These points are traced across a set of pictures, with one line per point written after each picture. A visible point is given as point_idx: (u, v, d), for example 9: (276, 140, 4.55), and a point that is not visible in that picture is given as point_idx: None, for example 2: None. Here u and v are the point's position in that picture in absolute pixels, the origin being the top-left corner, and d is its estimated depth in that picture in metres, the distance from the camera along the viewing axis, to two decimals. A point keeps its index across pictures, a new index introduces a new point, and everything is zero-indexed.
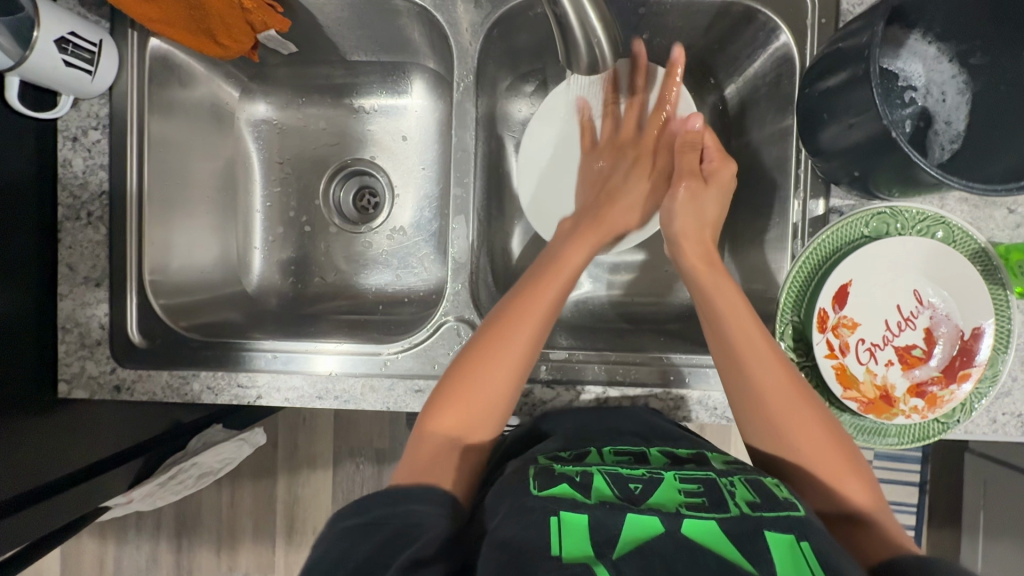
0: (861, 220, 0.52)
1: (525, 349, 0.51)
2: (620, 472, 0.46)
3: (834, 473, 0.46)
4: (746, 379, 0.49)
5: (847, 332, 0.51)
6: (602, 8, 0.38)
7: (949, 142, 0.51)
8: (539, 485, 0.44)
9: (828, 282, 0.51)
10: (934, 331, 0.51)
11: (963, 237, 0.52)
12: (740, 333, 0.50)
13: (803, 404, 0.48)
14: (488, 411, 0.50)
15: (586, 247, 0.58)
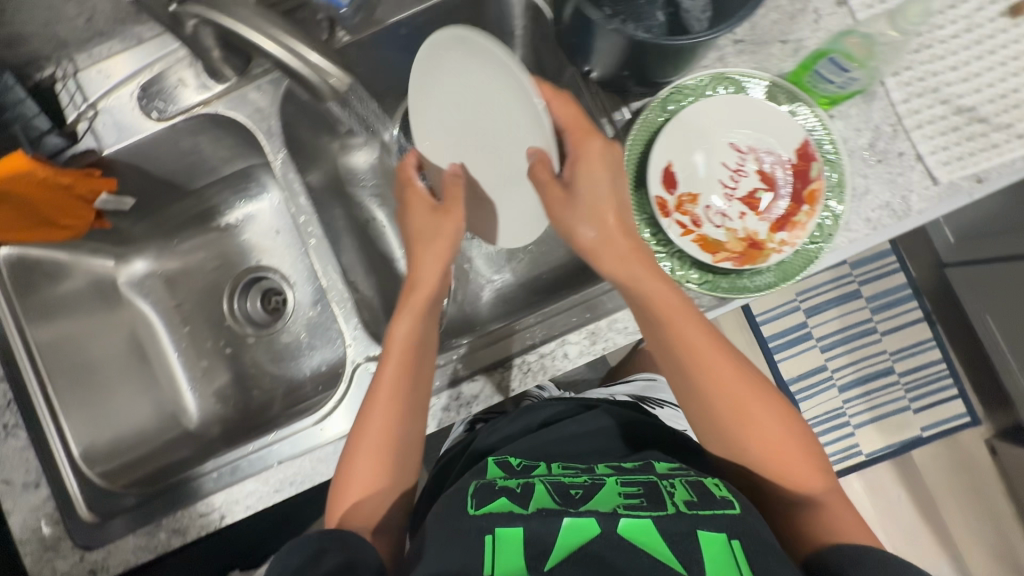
0: (658, 109, 0.56)
1: (391, 444, 0.53)
2: (562, 483, 0.50)
3: (792, 468, 0.50)
4: (707, 387, 0.51)
5: (691, 205, 0.54)
6: (308, 42, 0.49)
7: (701, 12, 0.57)
8: (477, 501, 0.46)
9: (652, 169, 0.54)
10: (764, 171, 0.54)
11: (751, 80, 0.57)
12: (687, 344, 0.51)
13: (761, 407, 0.51)
14: (372, 512, 0.53)
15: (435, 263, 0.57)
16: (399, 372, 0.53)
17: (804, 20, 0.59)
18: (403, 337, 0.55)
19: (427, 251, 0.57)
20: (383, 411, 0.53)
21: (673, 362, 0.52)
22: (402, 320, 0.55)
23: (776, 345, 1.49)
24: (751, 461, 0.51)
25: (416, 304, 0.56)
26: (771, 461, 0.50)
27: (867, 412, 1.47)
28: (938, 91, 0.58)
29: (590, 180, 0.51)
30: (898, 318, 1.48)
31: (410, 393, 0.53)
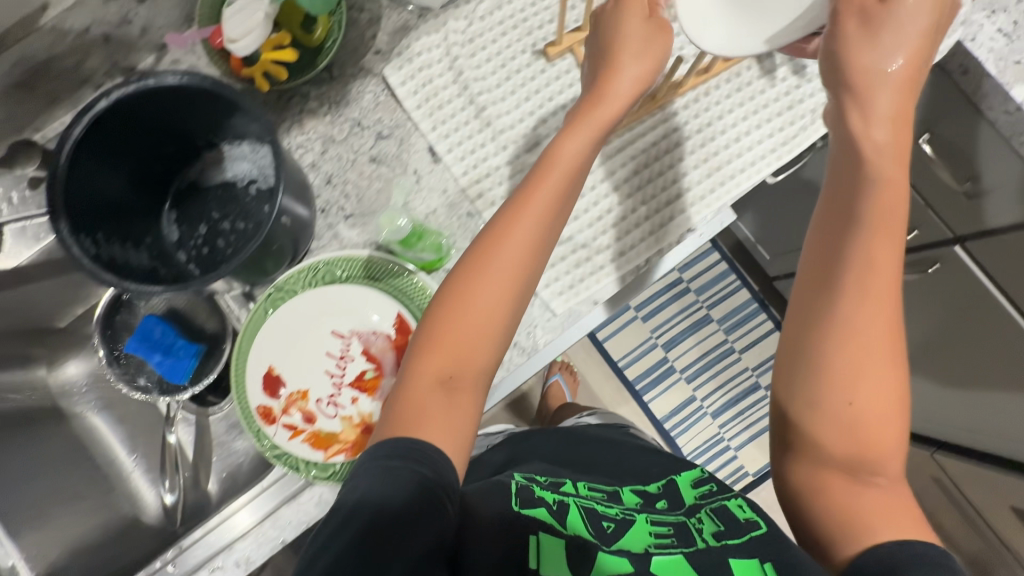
0: (260, 309, 0.55)
1: (476, 342, 0.48)
2: (595, 510, 0.53)
3: (869, 438, 0.46)
4: (865, 300, 0.47)
5: (304, 401, 0.55)
6: None
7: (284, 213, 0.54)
8: (520, 504, 0.52)
9: (254, 377, 0.54)
10: (369, 351, 0.56)
11: (349, 262, 0.57)
12: (875, 227, 0.49)
13: (887, 369, 0.47)
14: (471, 370, 0.48)
15: (580, 137, 0.51)
16: (533, 226, 0.50)
17: (406, 183, 0.61)
18: (555, 202, 0.50)
19: (577, 125, 0.52)
20: (532, 241, 0.50)
21: (837, 221, 0.50)
22: (568, 133, 0.51)
23: (643, 387, 1.49)
24: (848, 415, 0.47)
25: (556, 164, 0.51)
26: (862, 422, 0.46)
27: (746, 432, 1.48)
28: None
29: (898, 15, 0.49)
30: (752, 333, 1.51)
31: (532, 257, 0.50)
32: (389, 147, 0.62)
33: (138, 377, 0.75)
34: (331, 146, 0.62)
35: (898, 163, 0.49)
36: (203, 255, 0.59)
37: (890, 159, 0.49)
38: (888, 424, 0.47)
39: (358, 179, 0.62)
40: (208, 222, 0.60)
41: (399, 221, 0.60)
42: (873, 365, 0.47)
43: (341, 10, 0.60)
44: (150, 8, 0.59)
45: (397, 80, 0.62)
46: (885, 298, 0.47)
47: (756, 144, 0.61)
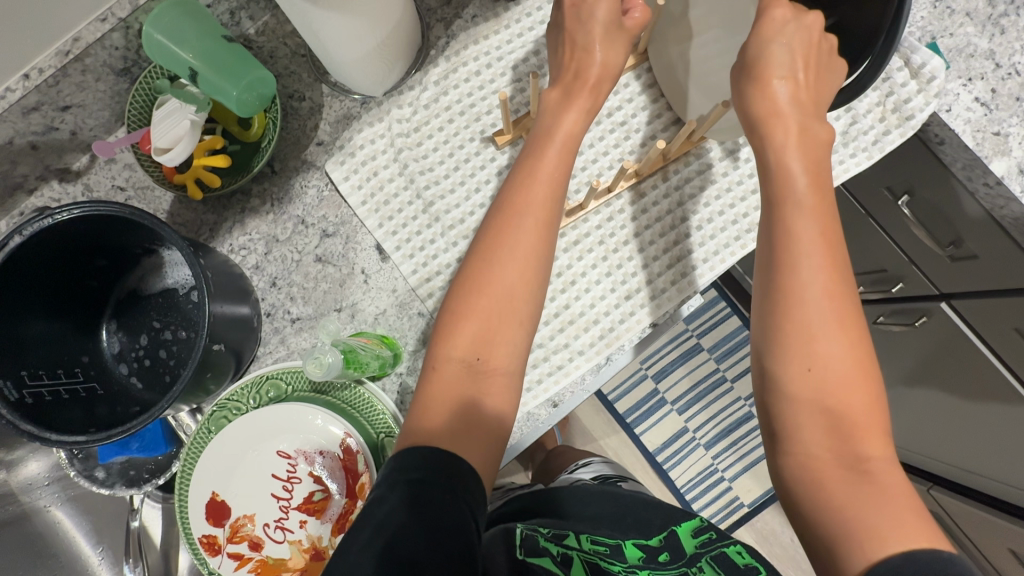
0: (202, 430, 0.54)
1: (481, 339, 0.48)
2: (600, 563, 0.53)
3: (846, 414, 0.45)
4: (803, 278, 0.47)
5: (250, 526, 0.52)
6: None
7: (215, 341, 0.50)
8: (525, 551, 0.52)
9: (196, 505, 0.52)
10: (315, 471, 0.53)
11: (294, 375, 0.56)
12: (796, 215, 0.49)
13: (840, 346, 0.46)
14: (485, 360, 0.48)
15: (582, 108, 0.53)
16: (526, 220, 0.50)
17: (353, 283, 0.59)
18: (545, 199, 0.51)
19: (575, 101, 0.53)
20: (523, 217, 0.50)
21: (764, 219, 0.51)
22: (562, 118, 0.53)
23: (633, 419, 1.47)
24: (812, 393, 0.45)
25: (529, 157, 0.52)
26: (828, 396, 0.45)
27: (739, 462, 1.45)
28: None
29: (763, 37, 0.51)
30: (743, 361, 1.48)
31: (534, 257, 0.50)
32: (336, 246, 0.60)
33: (95, 470, 0.70)
34: (274, 246, 0.60)
35: (805, 140, 0.50)
36: (145, 366, 0.58)
37: (794, 135, 0.50)
38: (860, 396, 0.45)
39: (304, 281, 0.59)
40: (149, 332, 0.59)
41: (327, 358, 0.49)
42: (827, 338, 0.46)
43: (277, 106, 0.58)
44: (77, 113, 0.56)
45: (339, 176, 0.59)
46: (821, 267, 0.47)
47: (718, 232, 0.59)
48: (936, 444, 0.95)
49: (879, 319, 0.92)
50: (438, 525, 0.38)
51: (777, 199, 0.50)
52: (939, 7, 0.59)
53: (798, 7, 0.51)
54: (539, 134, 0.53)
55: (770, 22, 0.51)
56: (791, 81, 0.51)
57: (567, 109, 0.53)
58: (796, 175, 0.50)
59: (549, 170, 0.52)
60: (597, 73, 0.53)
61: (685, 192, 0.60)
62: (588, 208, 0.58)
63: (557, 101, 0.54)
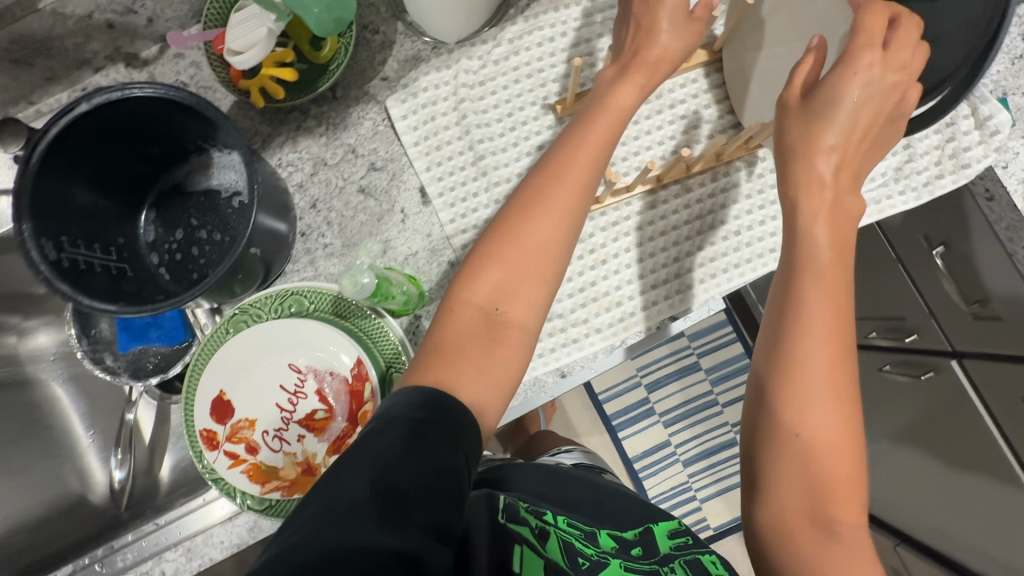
0: (220, 330, 0.55)
1: (498, 293, 0.49)
2: (574, 543, 0.53)
3: (826, 480, 0.45)
4: (808, 349, 0.47)
5: (249, 430, 0.54)
6: None
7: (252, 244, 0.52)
8: (506, 518, 0.52)
9: (203, 400, 0.54)
10: (322, 391, 0.54)
11: (317, 295, 0.57)
12: (815, 281, 0.49)
13: (833, 414, 0.46)
14: (502, 313, 0.49)
15: (636, 89, 0.53)
16: (558, 206, 0.50)
17: (391, 220, 0.60)
18: (585, 165, 0.51)
19: (629, 82, 0.53)
20: (555, 218, 0.50)
21: (779, 284, 0.51)
22: (602, 115, 0.52)
23: (619, 423, 1.48)
24: (796, 454, 0.46)
25: (566, 154, 0.51)
26: (812, 460, 0.46)
27: (714, 485, 1.46)
28: None
29: (838, 88, 0.49)
30: (738, 388, 1.48)
31: (561, 237, 0.50)
32: (380, 181, 0.60)
33: (101, 355, 0.74)
34: (321, 169, 0.61)
35: (836, 212, 0.50)
36: (176, 260, 0.59)
37: (826, 206, 0.50)
38: (843, 465, 0.46)
39: (344, 208, 0.60)
40: (186, 228, 0.60)
41: (363, 280, 0.50)
42: (822, 404, 0.46)
43: (351, 33, 0.58)
44: (159, 1, 0.57)
45: (398, 114, 0.60)
46: (828, 336, 0.47)
47: (755, 241, 0.59)
48: (910, 503, 0.96)
49: (883, 367, 0.93)
50: (440, 471, 0.38)
51: (797, 267, 0.50)
52: (1017, 64, 0.59)
53: (888, 61, 0.48)
54: (578, 130, 0.52)
55: (850, 75, 0.48)
56: (836, 152, 0.50)
57: (618, 94, 0.53)
58: (821, 240, 0.50)
59: (598, 134, 0.52)
60: (662, 63, 0.53)
61: (730, 196, 0.60)
62: (635, 193, 0.59)
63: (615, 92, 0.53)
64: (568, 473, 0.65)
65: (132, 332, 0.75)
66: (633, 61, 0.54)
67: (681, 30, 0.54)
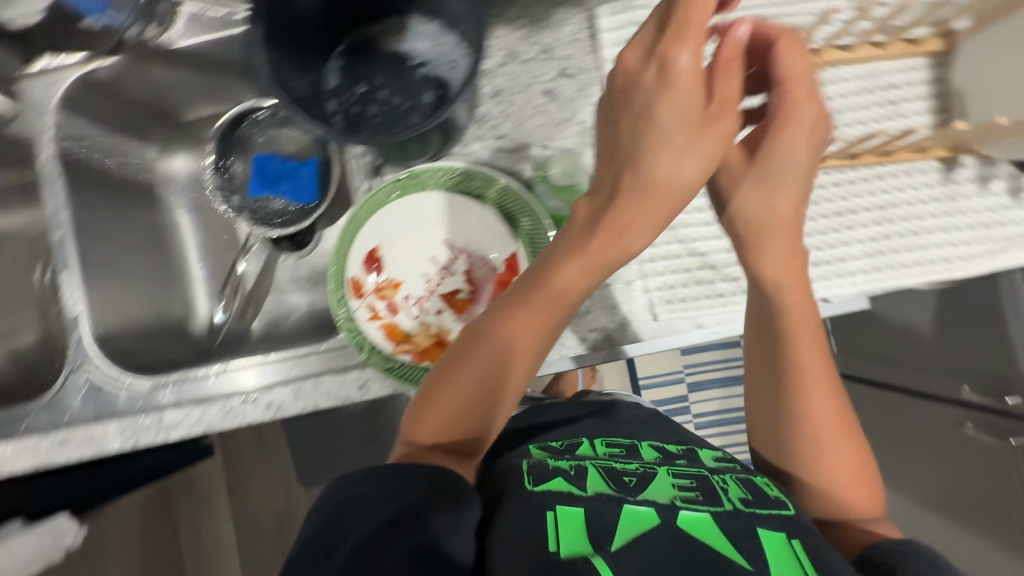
0: (387, 188, 0.55)
1: (462, 396, 0.47)
2: (615, 468, 0.55)
3: (830, 464, 0.50)
4: (804, 377, 0.50)
5: (392, 292, 0.55)
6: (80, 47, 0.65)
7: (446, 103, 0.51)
8: (534, 481, 0.52)
9: (358, 252, 0.55)
10: (472, 274, 0.55)
11: (488, 181, 0.55)
12: (805, 301, 0.50)
13: (826, 402, 0.50)
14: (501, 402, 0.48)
15: (699, 159, 0.47)
16: (535, 321, 0.48)
17: (568, 130, 0.59)
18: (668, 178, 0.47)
19: (675, 154, 0.46)
20: (572, 280, 0.47)
21: (762, 328, 0.52)
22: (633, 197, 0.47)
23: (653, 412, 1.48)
24: (807, 449, 0.50)
25: (585, 258, 0.47)
26: (816, 451, 0.50)
27: None
28: (676, 230, 0.58)
29: (785, 152, 0.49)
30: None
31: (532, 344, 0.48)
32: (568, 88, 0.59)
33: (230, 193, 0.76)
34: (512, 61, 0.60)
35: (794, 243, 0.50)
36: (351, 113, 0.58)
37: (788, 248, 0.49)
38: (844, 442, 0.50)
39: (524, 105, 0.60)
40: (368, 84, 0.60)
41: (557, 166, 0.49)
42: (816, 403, 0.50)
43: None
44: None
45: (604, 25, 0.59)
46: (815, 344, 0.50)
47: (933, 247, 0.56)
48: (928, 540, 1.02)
49: (964, 425, 0.89)
50: (408, 512, 0.41)
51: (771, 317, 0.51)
52: None
53: (810, 99, 0.49)
54: (587, 231, 0.48)
55: (784, 132, 0.49)
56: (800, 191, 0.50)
57: (653, 162, 0.47)
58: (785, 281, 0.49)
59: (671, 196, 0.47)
60: (705, 144, 0.47)
61: (919, 195, 0.57)
62: (826, 165, 0.57)
63: (635, 129, 0.47)
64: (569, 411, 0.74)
65: (266, 180, 0.75)
66: (622, 85, 0.49)
67: (693, 151, 0.47)
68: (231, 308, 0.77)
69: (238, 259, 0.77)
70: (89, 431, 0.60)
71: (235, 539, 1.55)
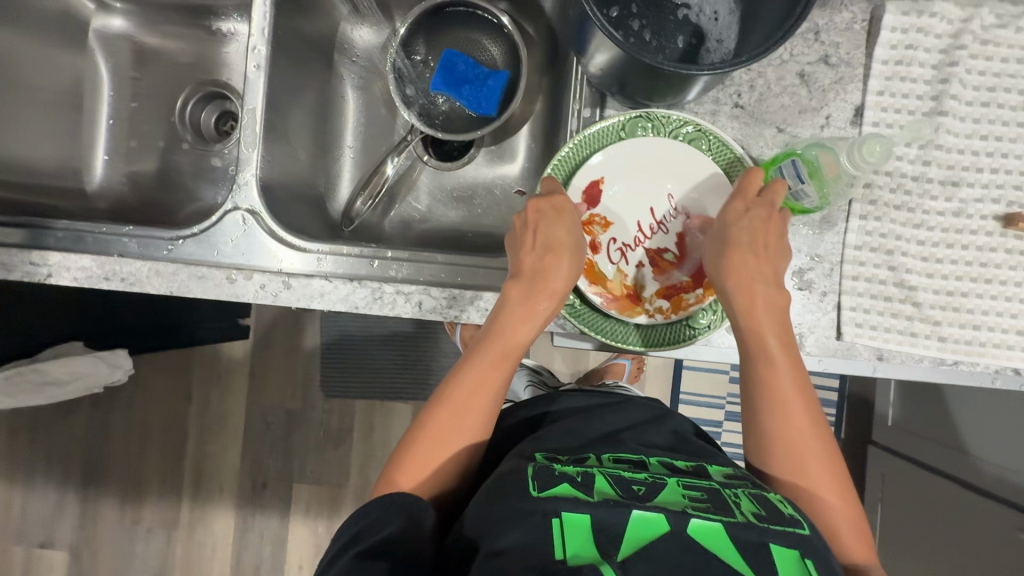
0: (617, 123, 0.54)
1: (478, 405, 0.53)
2: (623, 475, 0.47)
3: (826, 504, 0.47)
4: (780, 405, 0.48)
5: (599, 230, 0.54)
6: None
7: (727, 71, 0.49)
8: (539, 486, 0.45)
9: (581, 178, 0.54)
10: (684, 238, 0.54)
11: (720, 147, 0.54)
12: (762, 354, 0.48)
13: (813, 442, 0.47)
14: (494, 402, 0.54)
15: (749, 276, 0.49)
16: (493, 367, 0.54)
17: (811, 120, 0.56)
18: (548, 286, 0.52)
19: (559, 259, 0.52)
20: (522, 335, 0.53)
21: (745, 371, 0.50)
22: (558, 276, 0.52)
23: None
24: (806, 476, 0.47)
25: (529, 309, 0.52)
26: (815, 483, 0.47)
27: None
28: (892, 256, 0.55)
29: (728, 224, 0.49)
30: None
31: (490, 390, 0.53)
32: (824, 77, 0.56)
33: (405, 81, 0.73)
34: None
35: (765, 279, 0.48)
36: None
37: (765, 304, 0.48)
38: (839, 489, 0.47)
39: (774, 82, 0.56)
40: (623, 10, 0.56)
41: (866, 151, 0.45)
42: (802, 434, 0.47)
43: None
44: None
45: (887, 22, 0.55)
46: (788, 379, 0.48)
47: None
48: None
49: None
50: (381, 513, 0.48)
51: (750, 344, 0.49)
52: None
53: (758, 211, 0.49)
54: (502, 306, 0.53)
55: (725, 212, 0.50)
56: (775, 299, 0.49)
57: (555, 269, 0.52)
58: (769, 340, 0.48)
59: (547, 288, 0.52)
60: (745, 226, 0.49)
61: None
62: None
63: (544, 224, 0.52)
64: (586, 401, 0.63)
65: (448, 80, 0.72)
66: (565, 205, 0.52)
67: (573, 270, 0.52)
68: (368, 202, 0.72)
69: (389, 158, 0.72)
70: (232, 277, 0.58)
71: (243, 427, 1.52)
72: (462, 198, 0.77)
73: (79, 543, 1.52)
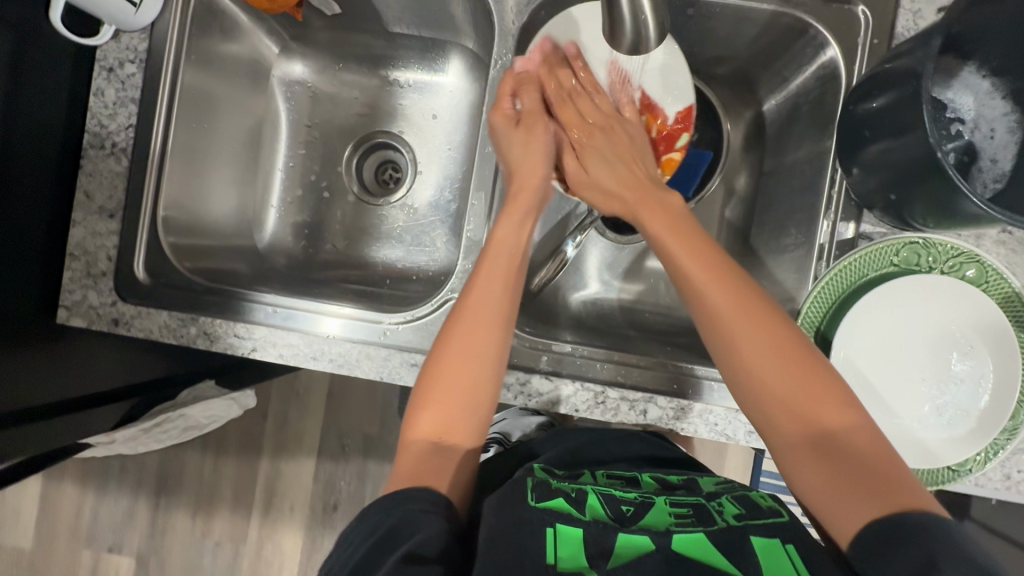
0: (892, 248, 0.51)
1: (475, 352, 0.50)
2: (614, 494, 0.47)
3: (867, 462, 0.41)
4: (780, 335, 0.44)
5: (555, 111, 0.60)
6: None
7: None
8: (536, 497, 0.44)
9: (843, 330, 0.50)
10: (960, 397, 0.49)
11: (996, 280, 0.50)
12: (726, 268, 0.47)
13: (826, 381, 0.43)
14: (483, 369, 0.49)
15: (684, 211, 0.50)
16: (482, 315, 0.50)
17: None
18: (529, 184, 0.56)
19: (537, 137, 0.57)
20: (521, 237, 0.54)
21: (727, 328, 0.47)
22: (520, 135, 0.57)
23: None
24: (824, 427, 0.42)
25: (520, 206, 0.55)
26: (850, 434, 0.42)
27: None
28: None
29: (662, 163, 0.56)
30: None
31: (491, 328, 0.50)
32: None
33: None
34: None
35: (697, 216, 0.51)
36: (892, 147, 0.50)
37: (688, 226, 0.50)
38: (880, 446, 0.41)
39: None
40: None
41: None
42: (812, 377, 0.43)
43: None
44: None
45: None
46: (760, 307, 0.45)
47: None
48: None
49: None
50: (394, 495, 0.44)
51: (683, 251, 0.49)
52: None
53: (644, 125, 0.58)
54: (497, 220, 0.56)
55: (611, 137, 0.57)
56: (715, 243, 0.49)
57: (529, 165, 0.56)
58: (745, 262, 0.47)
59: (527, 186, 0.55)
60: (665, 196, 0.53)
61: None
62: None
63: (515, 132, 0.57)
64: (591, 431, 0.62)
65: None
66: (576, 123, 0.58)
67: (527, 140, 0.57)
68: (550, 275, 0.65)
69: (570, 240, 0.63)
70: None
71: (317, 448, 1.43)
72: (637, 277, 0.74)
73: (147, 550, 1.46)
